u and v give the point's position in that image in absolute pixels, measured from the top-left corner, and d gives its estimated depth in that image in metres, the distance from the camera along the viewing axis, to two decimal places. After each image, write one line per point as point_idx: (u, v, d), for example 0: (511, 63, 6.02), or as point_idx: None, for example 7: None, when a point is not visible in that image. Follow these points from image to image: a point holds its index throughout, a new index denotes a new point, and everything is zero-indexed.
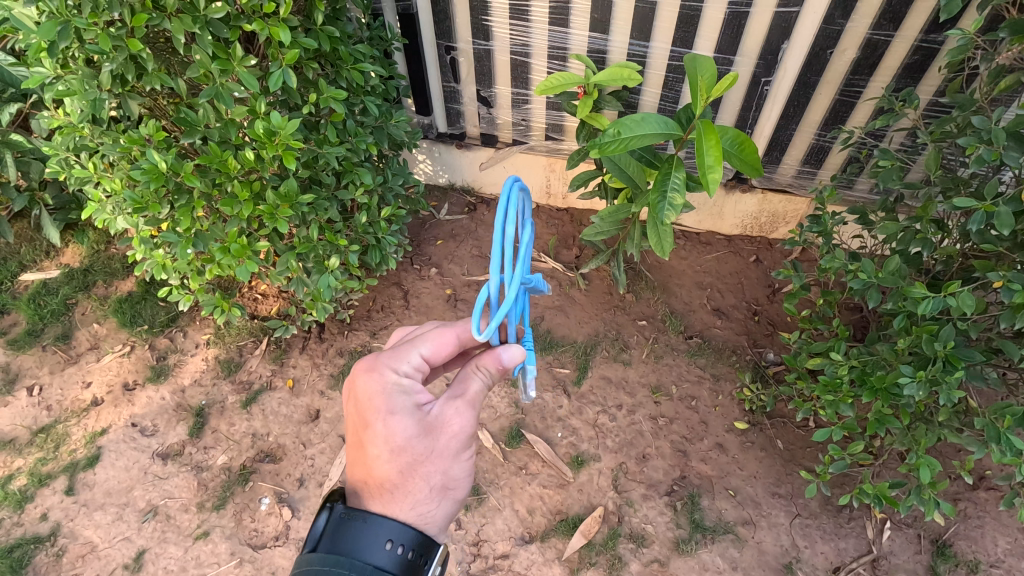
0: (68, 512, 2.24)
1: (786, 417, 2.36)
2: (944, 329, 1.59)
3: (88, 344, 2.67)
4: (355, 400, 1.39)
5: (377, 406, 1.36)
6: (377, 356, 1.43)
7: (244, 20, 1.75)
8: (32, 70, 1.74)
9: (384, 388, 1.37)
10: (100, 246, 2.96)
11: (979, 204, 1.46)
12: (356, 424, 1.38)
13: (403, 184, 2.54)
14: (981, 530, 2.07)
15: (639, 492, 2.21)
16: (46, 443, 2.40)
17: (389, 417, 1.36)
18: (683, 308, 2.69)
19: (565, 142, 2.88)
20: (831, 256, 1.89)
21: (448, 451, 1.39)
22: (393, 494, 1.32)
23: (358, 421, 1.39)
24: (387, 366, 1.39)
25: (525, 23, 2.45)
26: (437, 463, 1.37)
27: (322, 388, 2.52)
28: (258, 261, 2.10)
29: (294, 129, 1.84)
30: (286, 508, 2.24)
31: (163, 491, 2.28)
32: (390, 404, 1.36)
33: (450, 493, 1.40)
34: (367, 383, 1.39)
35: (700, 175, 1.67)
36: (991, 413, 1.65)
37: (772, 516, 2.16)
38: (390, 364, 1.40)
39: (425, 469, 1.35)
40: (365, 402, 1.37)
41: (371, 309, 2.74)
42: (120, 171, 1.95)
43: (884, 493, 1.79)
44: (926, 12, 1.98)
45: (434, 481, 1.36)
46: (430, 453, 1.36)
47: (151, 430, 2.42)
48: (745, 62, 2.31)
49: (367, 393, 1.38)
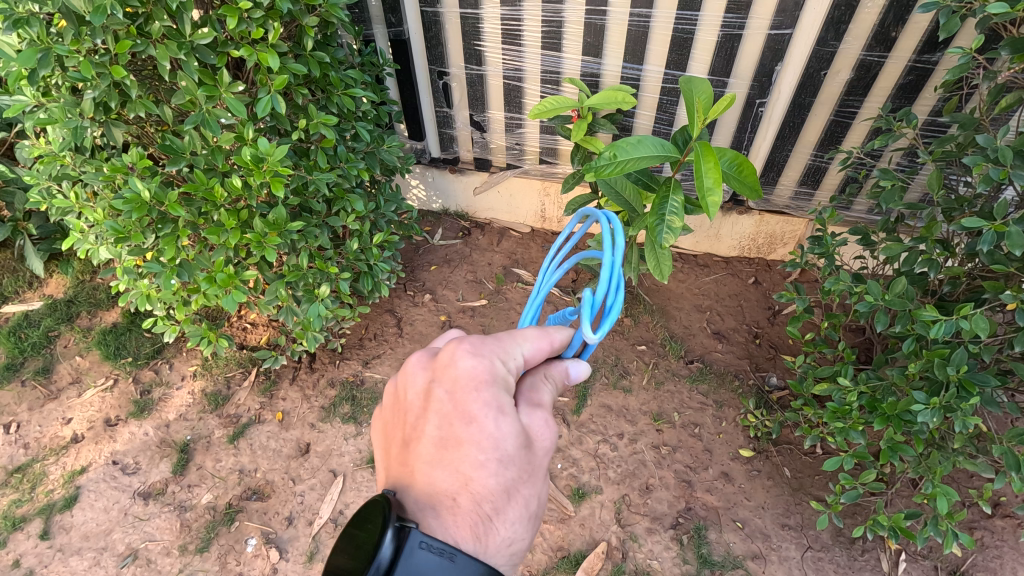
0: (42, 558, 2.11)
1: (792, 444, 2.30)
2: (956, 352, 1.54)
3: (69, 377, 2.58)
4: (450, 382, 1.03)
5: (482, 397, 1.02)
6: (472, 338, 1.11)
7: (231, 46, 1.71)
8: (12, 98, 1.70)
9: (492, 375, 1.04)
10: (86, 276, 2.90)
11: (989, 223, 1.41)
12: (448, 417, 1.02)
13: (396, 210, 2.49)
14: (1000, 561, 1.98)
15: (643, 526, 2.12)
16: (22, 483, 2.29)
17: (497, 414, 1.02)
18: (683, 332, 2.64)
19: (560, 165, 2.85)
20: (836, 278, 1.84)
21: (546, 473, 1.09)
22: (492, 526, 0.98)
23: (446, 412, 1.03)
24: (496, 350, 1.06)
25: (518, 47, 2.44)
26: (536, 487, 1.06)
27: (313, 421, 2.43)
28: (245, 290, 2.03)
29: (281, 156, 1.79)
30: (273, 550, 2.11)
31: (144, 533, 2.16)
32: (498, 398, 1.03)
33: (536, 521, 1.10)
34: (473, 365, 1.05)
35: (700, 198, 1.62)
36: (1008, 439, 1.59)
37: (783, 550, 2.06)
38: (498, 351, 1.08)
39: (529, 495, 1.05)
40: (464, 394, 1.02)
41: (364, 337, 2.68)
42: (103, 201, 1.89)
43: (900, 525, 1.70)
44: (919, 33, 1.98)
45: (533, 508, 1.06)
46: (530, 471, 1.05)
47: (133, 467, 2.32)
48: (740, 84, 2.30)
49: (472, 379, 1.03)
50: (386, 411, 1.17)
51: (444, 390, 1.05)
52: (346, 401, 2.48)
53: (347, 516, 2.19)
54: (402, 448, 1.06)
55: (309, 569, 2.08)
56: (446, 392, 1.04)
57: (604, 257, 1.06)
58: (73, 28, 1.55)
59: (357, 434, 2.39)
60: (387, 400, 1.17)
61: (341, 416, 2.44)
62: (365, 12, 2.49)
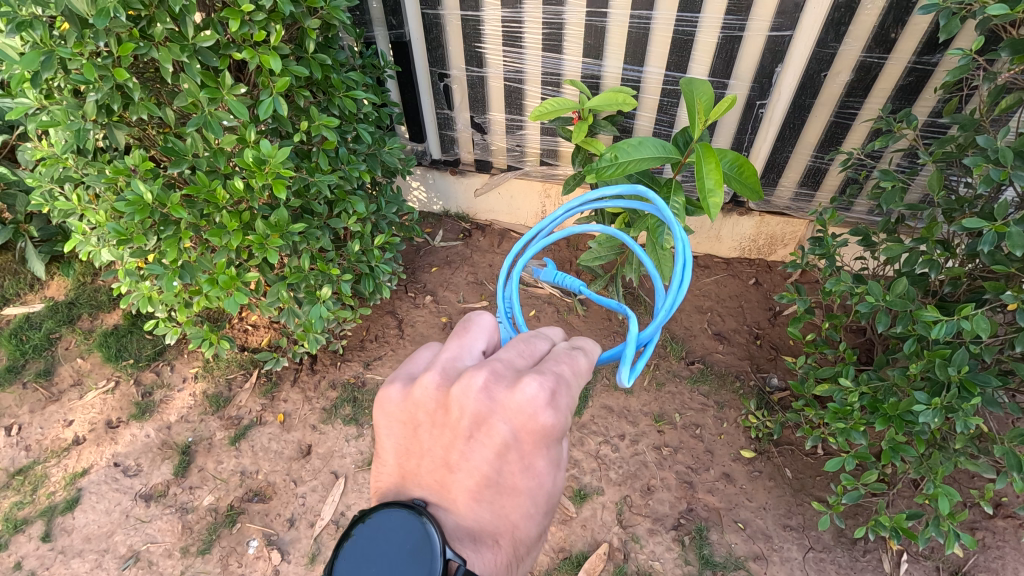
0: (44, 560, 2.11)
1: (793, 445, 2.30)
2: (957, 353, 1.54)
3: (70, 380, 2.59)
4: (519, 429, 0.87)
5: (549, 454, 0.90)
6: (550, 373, 0.89)
7: (233, 48, 1.71)
8: (15, 101, 1.70)
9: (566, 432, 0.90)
10: (87, 278, 2.90)
11: (990, 223, 1.41)
12: (505, 461, 0.90)
13: (397, 212, 2.49)
14: (1002, 562, 1.98)
15: (645, 527, 2.12)
16: (23, 486, 2.29)
17: (555, 468, 0.93)
18: (684, 333, 2.64)
19: (561, 167, 2.85)
20: (837, 279, 1.84)
21: None
22: (522, 561, 0.96)
23: (507, 458, 0.89)
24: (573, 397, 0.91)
25: (518, 49, 2.45)
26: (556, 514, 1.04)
27: (314, 423, 2.43)
28: (247, 292, 2.04)
29: (283, 158, 1.79)
30: (275, 551, 2.11)
31: (146, 535, 2.16)
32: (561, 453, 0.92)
33: None
34: (555, 421, 0.86)
35: (701, 199, 1.64)
36: (1010, 439, 1.59)
37: (784, 551, 2.06)
38: (574, 397, 0.91)
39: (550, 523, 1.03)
40: (533, 445, 0.88)
41: (365, 339, 2.69)
42: (105, 203, 1.89)
43: (901, 525, 1.70)
44: (919, 34, 1.99)
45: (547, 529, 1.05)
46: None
47: (134, 469, 2.32)
48: (740, 85, 2.31)
49: (548, 430, 0.87)
50: (416, 405, 0.94)
51: (510, 433, 0.88)
52: (347, 402, 2.48)
53: (348, 517, 2.19)
54: (440, 467, 0.92)
55: (311, 570, 2.08)
56: (512, 436, 0.88)
57: (668, 297, 1.03)
58: (75, 30, 1.55)
59: (359, 436, 2.39)
60: (420, 396, 0.93)
61: (343, 418, 2.44)
62: (366, 14, 2.50)
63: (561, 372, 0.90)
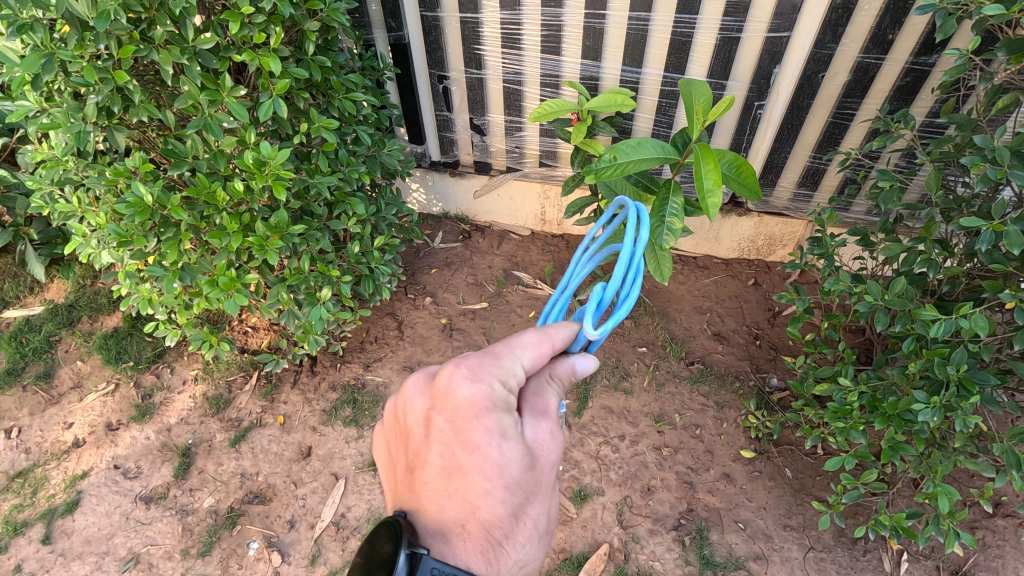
0: (44, 563, 2.11)
1: (793, 445, 2.30)
2: (956, 351, 1.55)
3: (70, 382, 2.58)
4: (450, 415, 1.04)
5: (482, 425, 1.02)
6: (469, 358, 1.08)
7: (234, 50, 1.72)
8: (15, 104, 1.71)
9: (491, 401, 1.04)
10: (86, 281, 2.90)
11: (988, 222, 1.41)
12: (451, 445, 1.03)
13: (396, 214, 2.49)
14: (1002, 561, 1.98)
15: (645, 528, 2.12)
16: (23, 488, 2.29)
17: (501, 443, 1.03)
18: (684, 333, 2.65)
19: (560, 168, 2.86)
20: (836, 279, 1.84)
21: (548, 485, 1.12)
22: (503, 546, 1.03)
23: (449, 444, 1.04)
24: (494, 375, 1.06)
25: (518, 51, 2.46)
26: (540, 502, 1.10)
27: (314, 424, 2.43)
28: (247, 293, 2.04)
29: (283, 159, 1.79)
30: (275, 553, 2.11)
31: (146, 537, 2.16)
32: (499, 424, 1.03)
33: (546, 534, 1.15)
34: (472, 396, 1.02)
35: (700, 199, 1.63)
36: (1009, 438, 1.59)
37: (785, 551, 2.06)
38: (496, 371, 1.06)
39: (534, 511, 1.08)
40: (466, 424, 1.02)
41: (364, 341, 2.69)
42: (105, 205, 1.89)
43: (901, 525, 1.70)
44: (915, 35, 2.00)
45: (540, 521, 1.10)
46: (535, 490, 1.09)
47: (134, 472, 2.32)
48: (738, 86, 2.32)
49: (470, 407, 1.02)
50: (388, 427, 1.18)
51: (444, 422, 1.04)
52: (347, 404, 2.48)
53: (349, 519, 2.19)
54: (408, 471, 1.09)
55: (311, 572, 2.08)
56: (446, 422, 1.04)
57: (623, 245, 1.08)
58: (76, 32, 1.55)
59: (358, 437, 2.39)
60: (390, 417, 1.17)
61: (342, 420, 2.44)
62: (365, 17, 2.51)
63: (482, 360, 1.07)
